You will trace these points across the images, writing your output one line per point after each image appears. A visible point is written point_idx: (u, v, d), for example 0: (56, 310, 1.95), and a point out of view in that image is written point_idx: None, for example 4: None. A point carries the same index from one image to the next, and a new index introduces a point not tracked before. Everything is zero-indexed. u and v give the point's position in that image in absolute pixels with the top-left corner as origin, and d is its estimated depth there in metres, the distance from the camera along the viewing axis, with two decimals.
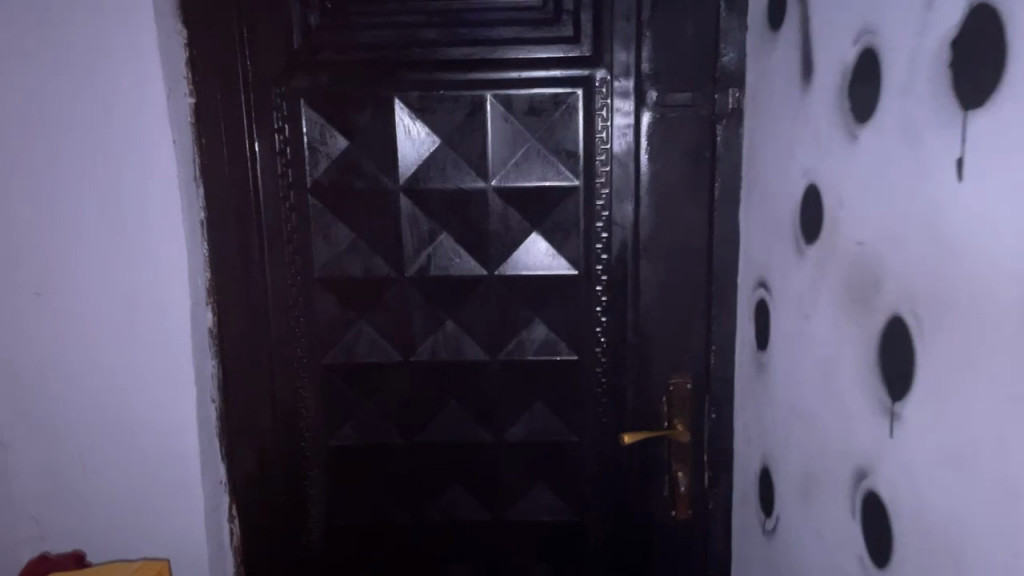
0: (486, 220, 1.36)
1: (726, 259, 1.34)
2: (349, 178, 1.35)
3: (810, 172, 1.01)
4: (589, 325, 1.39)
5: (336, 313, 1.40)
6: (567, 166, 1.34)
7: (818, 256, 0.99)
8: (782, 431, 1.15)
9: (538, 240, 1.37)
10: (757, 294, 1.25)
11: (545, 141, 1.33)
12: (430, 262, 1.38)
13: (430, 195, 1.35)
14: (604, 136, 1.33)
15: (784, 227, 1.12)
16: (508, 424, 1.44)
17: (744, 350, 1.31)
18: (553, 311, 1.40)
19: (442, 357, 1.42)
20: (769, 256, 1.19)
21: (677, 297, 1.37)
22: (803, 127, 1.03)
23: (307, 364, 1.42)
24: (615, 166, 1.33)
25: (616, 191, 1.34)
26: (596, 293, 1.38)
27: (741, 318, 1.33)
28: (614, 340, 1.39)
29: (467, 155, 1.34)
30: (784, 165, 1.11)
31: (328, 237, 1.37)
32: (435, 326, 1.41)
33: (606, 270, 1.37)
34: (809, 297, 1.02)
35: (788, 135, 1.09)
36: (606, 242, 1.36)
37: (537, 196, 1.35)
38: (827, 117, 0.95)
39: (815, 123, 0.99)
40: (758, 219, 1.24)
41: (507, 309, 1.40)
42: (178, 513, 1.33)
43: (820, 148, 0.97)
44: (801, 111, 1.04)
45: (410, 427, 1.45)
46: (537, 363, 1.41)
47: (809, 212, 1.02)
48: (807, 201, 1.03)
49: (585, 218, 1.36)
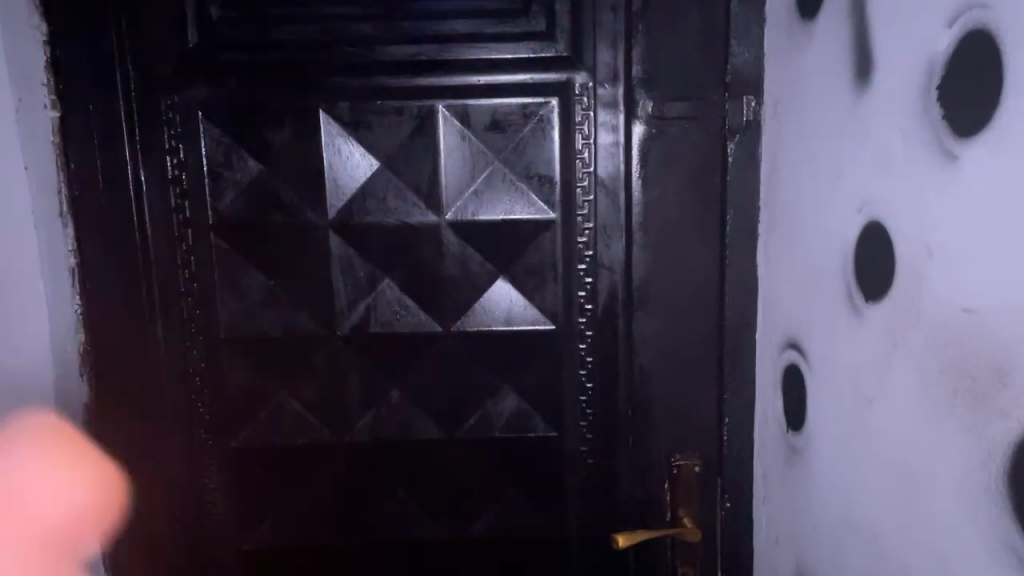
0: (440, 263, 1.08)
1: (741, 310, 1.07)
2: (264, 212, 1.06)
3: (871, 206, 0.75)
4: (570, 394, 1.11)
5: (249, 384, 1.11)
6: (541, 195, 1.07)
7: (885, 322, 0.72)
8: (828, 543, 0.87)
9: (507, 288, 1.09)
10: (785, 357, 0.99)
11: (513, 164, 1.06)
12: (370, 316, 1.09)
13: (368, 232, 1.07)
14: (586, 157, 1.05)
15: (827, 279, 0.85)
16: (470, 517, 1.15)
17: (770, 424, 1.04)
18: (525, 377, 1.12)
19: (386, 435, 1.13)
20: (801, 312, 0.93)
21: (680, 357, 1.10)
22: (857, 144, 0.77)
23: (213, 448, 1.12)
24: (600, 194, 1.06)
25: (603, 226, 1.07)
26: (579, 352, 1.10)
27: (764, 383, 1.06)
28: (601, 411, 1.11)
29: (414, 181, 1.06)
30: (826, 197, 0.84)
31: (238, 287, 1.08)
32: (376, 398, 1.12)
33: (590, 325, 1.09)
34: (871, 379, 0.75)
35: (830, 155, 0.83)
36: (591, 288, 1.08)
37: (504, 232, 1.07)
38: (902, 131, 0.68)
39: (880, 140, 0.72)
40: (784, 263, 0.97)
41: (467, 374, 1.12)
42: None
43: (891, 174, 0.70)
44: (853, 124, 0.78)
45: (347, 523, 1.15)
46: (504, 442, 1.13)
47: (871, 261, 0.75)
48: (866, 245, 0.76)
49: (564, 259, 1.08)
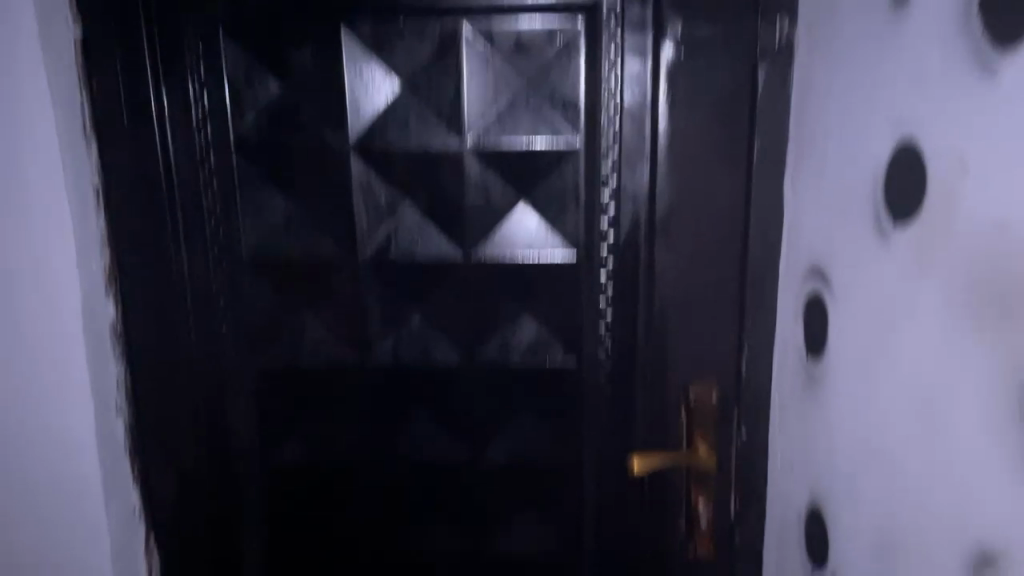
0: (462, 190, 1.07)
1: (765, 241, 1.06)
2: (286, 135, 1.06)
3: (904, 127, 0.73)
4: (589, 323, 1.11)
5: (270, 308, 1.12)
6: (564, 121, 1.05)
7: (912, 247, 0.71)
8: (842, 469, 0.88)
9: (528, 216, 1.09)
10: (808, 288, 0.98)
11: (537, 89, 1.04)
12: (391, 241, 1.09)
13: (390, 157, 1.06)
14: (612, 82, 1.03)
15: (855, 207, 0.83)
16: (487, 441, 1.18)
17: (790, 355, 1.04)
18: (543, 306, 1.12)
19: (406, 359, 1.14)
20: (827, 241, 0.92)
21: (701, 288, 1.09)
22: (891, 64, 0.75)
23: (235, 371, 1.14)
24: (625, 120, 1.04)
25: (627, 154, 1.05)
26: (599, 282, 1.10)
27: (786, 315, 1.05)
28: (620, 342, 1.12)
29: (437, 104, 1.04)
30: (858, 122, 0.82)
31: (260, 210, 1.09)
32: (395, 324, 1.13)
33: (611, 255, 1.09)
34: (896, 306, 0.74)
35: (863, 77, 0.81)
36: (613, 217, 1.07)
37: (527, 159, 1.07)
38: (938, 48, 0.66)
39: (917, 58, 0.70)
40: (811, 192, 0.96)
41: (487, 303, 1.12)
42: (94, 549, 1.09)
43: (926, 94, 0.68)
44: (889, 42, 0.75)
45: (367, 446, 1.18)
46: (521, 370, 1.14)
47: (903, 185, 0.73)
48: (897, 169, 0.74)
49: (587, 186, 1.07)
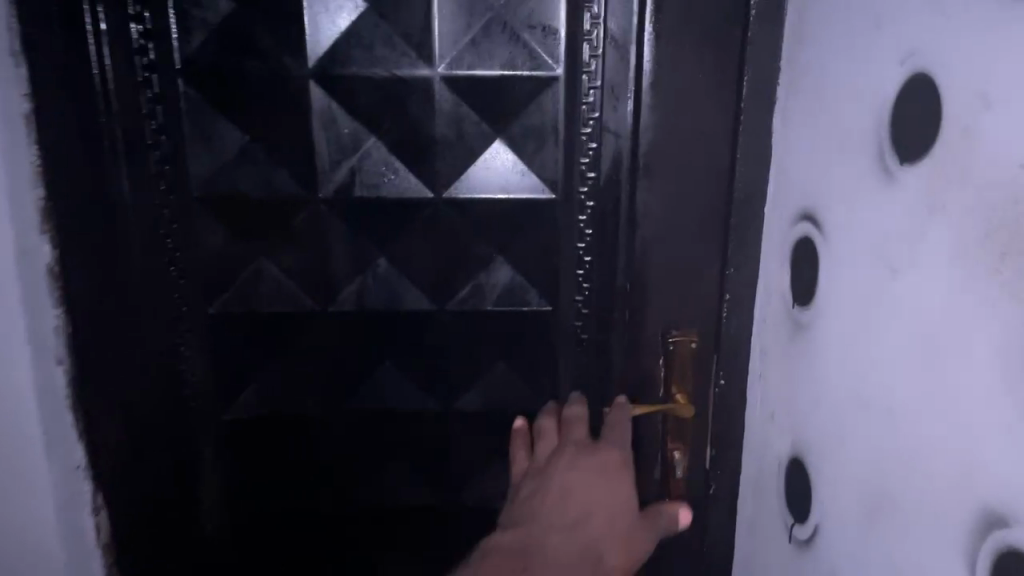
0: (432, 122, 1.00)
1: (753, 181, 1.00)
2: (238, 58, 0.96)
3: (917, 55, 0.67)
4: (568, 266, 1.07)
5: (223, 249, 1.04)
6: (544, 50, 0.98)
7: (922, 186, 0.67)
8: (829, 420, 0.85)
9: (505, 151, 1.02)
10: (797, 231, 0.93)
11: (515, 12, 0.96)
12: (355, 178, 1.02)
13: (354, 85, 0.98)
14: (595, 7, 0.96)
15: (855, 144, 0.78)
16: (457, 390, 1.13)
17: (774, 302, 1.00)
18: (518, 249, 1.07)
19: (372, 304, 1.08)
20: (820, 181, 0.87)
21: (683, 230, 1.05)
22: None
23: (189, 316, 1.07)
24: (609, 49, 0.97)
25: (610, 86, 0.99)
26: (578, 224, 1.05)
27: (771, 259, 1.00)
28: (598, 286, 1.08)
29: (404, 28, 0.96)
30: (863, 51, 0.77)
31: (211, 142, 1.00)
32: (360, 268, 1.06)
33: (591, 195, 1.04)
34: (899, 249, 0.70)
35: (870, 2, 0.75)
36: (595, 155, 1.02)
37: (503, 90, 0.99)
38: None
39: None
40: (804, 130, 0.91)
41: (457, 245, 1.06)
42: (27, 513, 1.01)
43: (947, 17, 0.63)
44: None
45: (329, 395, 1.12)
46: (494, 315, 1.10)
47: (911, 120, 0.68)
48: (909, 101, 0.69)
49: (567, 121, 1.01)
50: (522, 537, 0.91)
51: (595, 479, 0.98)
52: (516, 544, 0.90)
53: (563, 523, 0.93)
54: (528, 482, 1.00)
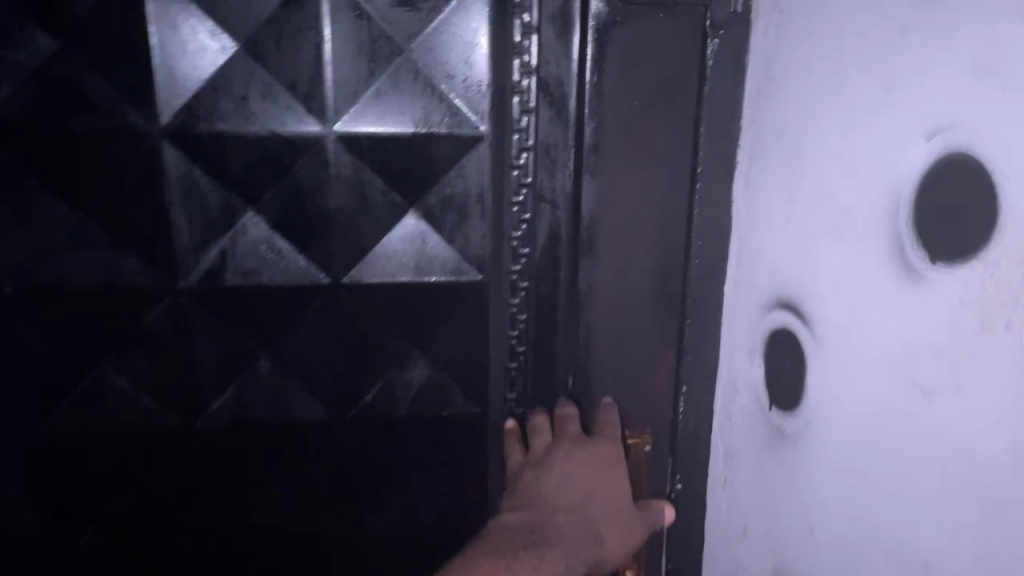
0: (325, 192, 0.81)
1: (710, 257, 0.86)
2: (66, 112, 0.75)
3: (953, 131, 0.54)
4: (497, 360, 0.90)
5: (51, 354, 0.82)
6: (464, 102, 0.81)
7: (971, 295, 0.53)
8: (827, 553, 0.70)
9: (417, 225, 0.84)
10: (771, 320, 0.79)
11: (430, 57, 0.80)
12: (227, 260, 0.82)
13: (224, 145, 0.78)
14: (526, 53, 0.80)
15: (859, 231, 0.64)
16: (364, 511, 0.93)
17: (743, 397, 0.85)
18: (436, 342, 0.88)
19: (253, 414, 0.87)
20: (802, 266, 0.73)
21: (632, 314, 0.88)
22: (918, 46, 0.56)
23: (12, 437, 0.84)
24: (542, 104, 0.82)
25: (545, 147, 0.83)
26: (510, 310, 0.88)
27: (735, 346, 0.87)
28: (533, 383, 0.90)
29: (290, 74, 0.77)
30: (864, 117, 0.63)
31: (31, 218, 0.78)
32: (237, 370, 0.85)
33: (523, 276, 0.87)
34: (939, 370, 0.56)
35: (868, 60, 0.61)
36: (529, 227, 0.85)
37: (413, 150, 0.82)
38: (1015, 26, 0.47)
39: (975, 38, 0.51)
40: (776, 203, 0.77)
41: (362, 337, 0.87)
42: None
43: (993, 88, 0.50)
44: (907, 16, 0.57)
45: (201, 526, 0.90)
46: (406, 421, 0.91)
47: (951, 209, 0.54)
48: (944, 187, 0.55)
49: (495, 188, 0.84)
50: (532, 518, 0.75)
51: (601, 461, 0.81)
52: (528, 526, 0.75)
53: (569, 505, 0.77)
54: (523, 474, 0.82)
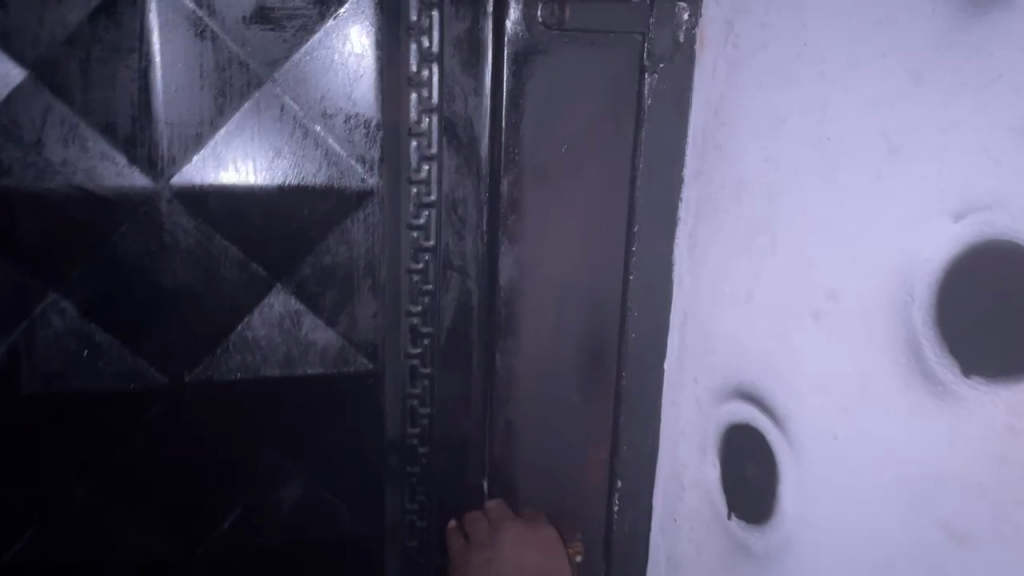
0: (168, 265, 0.65)
1: (649, 330, 0.72)
2: None
3: (991, 211, 0.41)
4: (394, 462, 0.73)
5: None
6: (347, 149, 0.67)
7: None
8: None
9: (285, 302, 0.68)
10: (728, 412, 0.66)
11: (299, 89, 0.65)
12: (31, 356, 0.64)
13: (22, 209, 0.61)
14: (425, 85, 0.65)
15: (854, 320, 0.51)
16: None
17: (691, 497, 0.71)
18: (318, 445, 0.72)
19: (71, 550, 0.68)
20: (770, 351, 0.60)
21: (559, 399, 0.73)
22: (930, 97, 0.44)
23: None
24: (445, 151, 0.66)
25: (450, 202, 0.67)
26: (410, 402, 0.72)
27: (678, 434, 0.73)
28: (440, 489, 0.73)
29: (107, 115, 0.61)
30: (846, 182, 0.51)
31: None
32: (49, 501, 0.67)
33: (424, 359, 0.70)
34: (979, 511, 0.43)
35: (859, 114, 0.50)
36: (430, 302, 0.69)
37: (280, 207, 0.66)
38: None
39: (1018, 96, 0.38)
40: (734, 274, 0.64)
41: (223, 446, 0.70)
42: None
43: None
44: (913, 62, 0.45)
45: None
46: (279, 546, 0.73)
47: (1004, 309, 0.41)
48: (981, 280, 0.42)
49: (393, 257, 0.69)
50: None
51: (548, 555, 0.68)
52: None
53: None
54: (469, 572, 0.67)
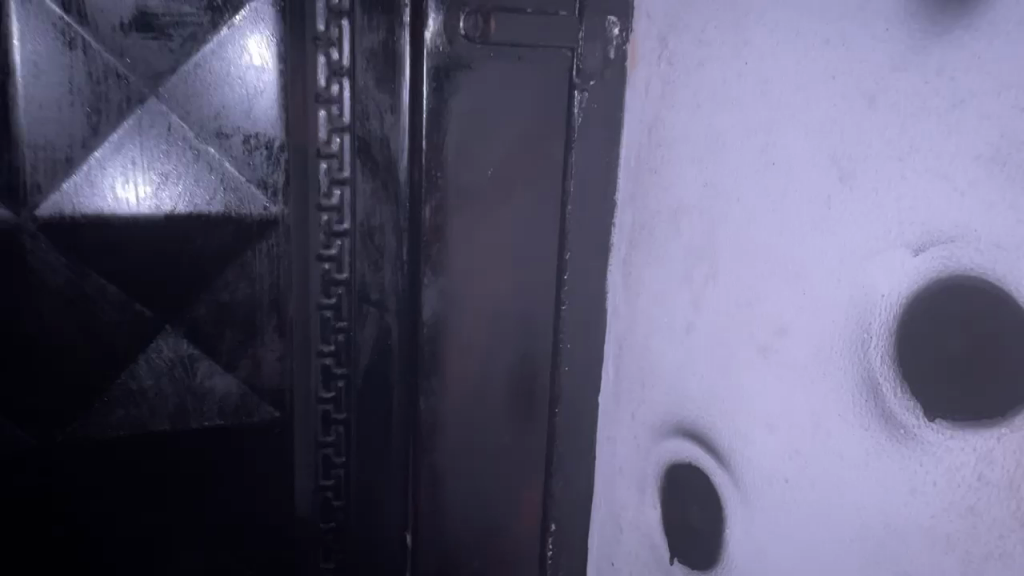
0: (35, 311, 0.57)
1: (582, 362, 0.68)
2: None
3: (954, 244, 0.38)
4: (304, 516, 0.66)
5: None
6: (244, 171, 0.60)
7: (998, 476, 0.36)
8: None
9: (176, 347, 0.61)
10: (667, 449, 0.62)
11: (188, 105, 0.58)
12: None
13: None
14: (336, 102, 0.59)
15: (808, 356, 0.47)
16: None
17: (631, 539, 0.67)
18: (219, 505, 0.64)
19: None
20: (715, 387, 0.56)
21: (489, 441, 0.67)
22: (878, 122, 0.42)
23: None
24: (360, 176, 0.61)
25: (367, 229, 0.62)
26: (323, 450, 0.65)
27: (615, 473, 0.68)
28: (359, 543, 0.67)
29: None
30: (789, 211, 0.48)
31: None
32: None
33: (338, 405, 0.64)
34: (948, 564, 0.38)
35: (803, 140, 0.47)
36: (343, 342, 0.64)
37: (169, 238, 0.59)
38: None
39: (985, 121, 0.36)
40: (672, 304, 0.60)
41: (103, 516, 0.61)
42: None
43: (1020, 194, 0.34)
44: (858, 85, 0.43)
45: None
46: None
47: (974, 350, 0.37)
48: (953, 318, 0.38)
49: (302, 290, 0.62)
50: None
51: None
52: None
53: None
54: None
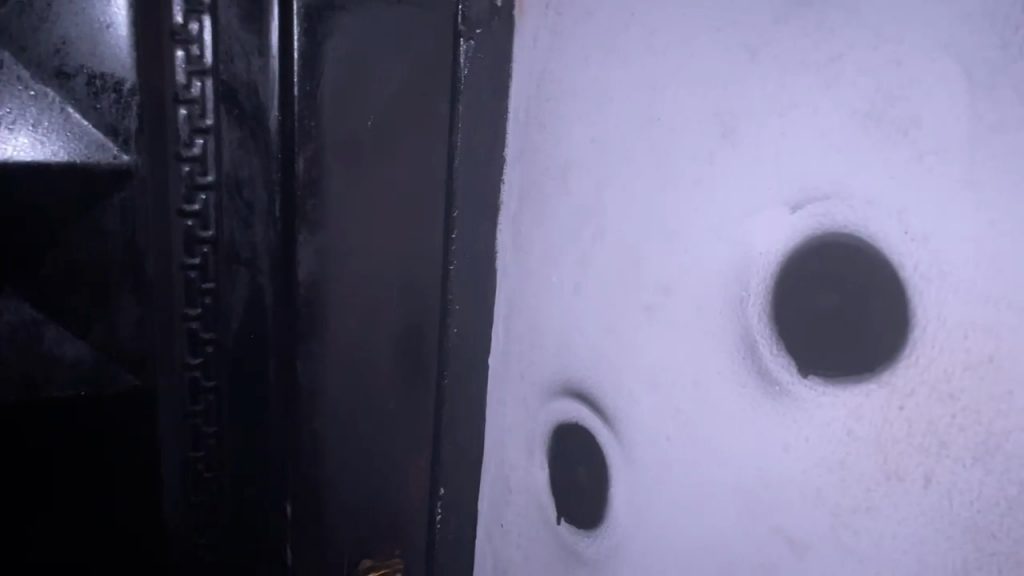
0: None
1: (471, 324, 0.66)
2: None
3: (831, 201, 0.38)
4: (172, 488, 0.62)
5: None
6: (90, 115, 0.55)
7: (868, 431, 0.36)
8: None
9: (19, 310, 0.56)
10: (555, 410, 0.61)
11: (23, 39, 0.52)
12: None
13: None
14: (195, 42, 0.55)
15: (687, 314, 0.47)
16: None
17: (520, 501, 0.66)
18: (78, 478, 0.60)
19: None
20: (600, 346, 0.55)
21: (375, 405, 0.64)
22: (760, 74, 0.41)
23: None
24: (224, 124, 0.57)
25: (233, 181, 0.58)
26: (192, 418, 0.61)
27: (504, 436, 0.67)
28: (232, 515, 0.64)
29: None
30: (671, 167, 0.47)
31: None
32: None
33: (207, 371, 0.61)
34: (821, 516, 0.39)
35: (688, 93, 0.46)
36: (211, 303, 0.60)
37: (5, 189, 0.53)
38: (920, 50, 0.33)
39: (862, 76, 0.36)
40: (559, 263, 0.59)
41: None
42: None
43: (894, 150, 0.34)
44: (742, 38, 0.42)
45: None
46: None
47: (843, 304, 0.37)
48: (825, 275, 0.38)
49: (161, 246, 0.59)
50: None
51: None
52: None
53: None
54: None
